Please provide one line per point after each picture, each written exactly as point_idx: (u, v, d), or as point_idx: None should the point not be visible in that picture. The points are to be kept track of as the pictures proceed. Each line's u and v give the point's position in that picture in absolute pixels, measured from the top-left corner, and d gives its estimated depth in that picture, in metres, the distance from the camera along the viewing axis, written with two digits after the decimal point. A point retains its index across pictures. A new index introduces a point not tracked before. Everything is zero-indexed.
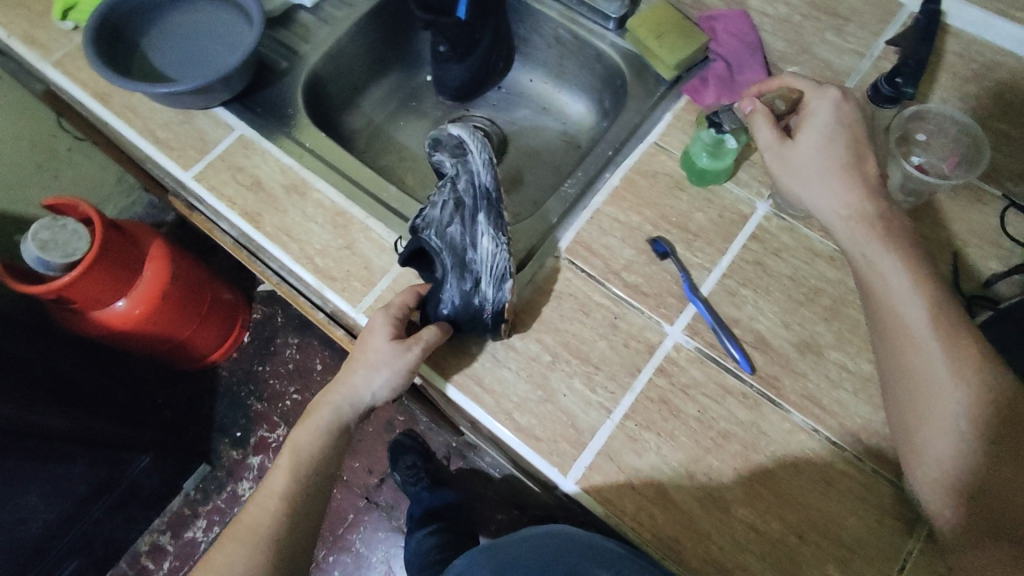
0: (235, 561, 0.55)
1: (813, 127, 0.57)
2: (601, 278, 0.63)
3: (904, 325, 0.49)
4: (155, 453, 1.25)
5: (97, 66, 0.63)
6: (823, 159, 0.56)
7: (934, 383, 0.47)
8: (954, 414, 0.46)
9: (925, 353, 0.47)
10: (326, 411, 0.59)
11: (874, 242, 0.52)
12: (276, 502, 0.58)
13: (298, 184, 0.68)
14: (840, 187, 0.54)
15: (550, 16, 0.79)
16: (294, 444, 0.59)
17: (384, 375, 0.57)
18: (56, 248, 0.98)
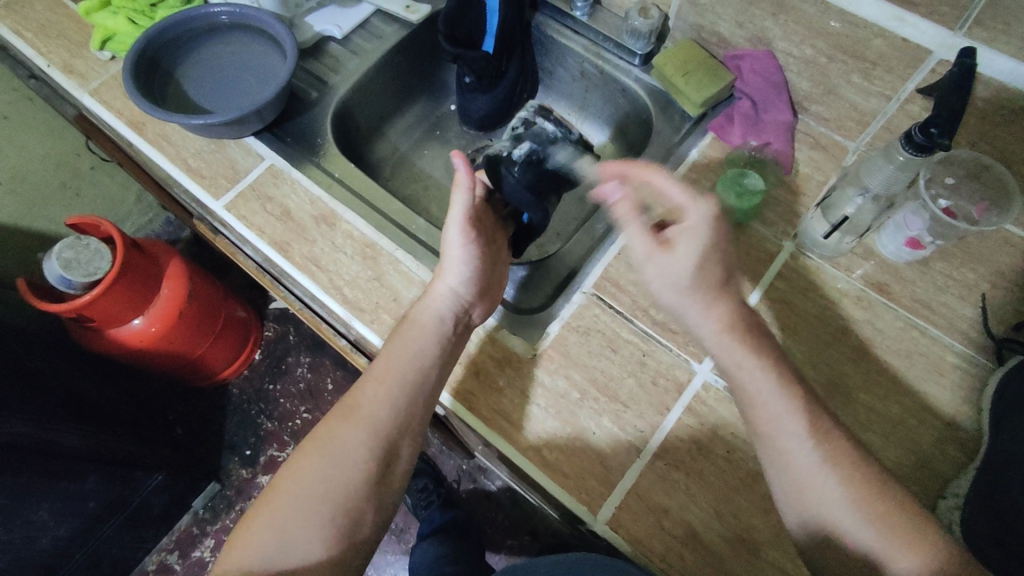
0: (345, 440, 0.52)
1: (690, 240, 0.52)
2: (629, 314, 0.64)
3: (787, 439, 0.48)
4: (166, 471, 1.24)
5: (135, 98, 0.65)
6: (690, 275, 0.52)
7: (826, 490, 0.47)
8: (832, 482, 0.46)
9: (788, 429, 0.48)
10: (424, 309, 0.58)
11: (731, 340, 0.51)
12: (388, 394, 0.54)
13: (327, 215, 0.69)
14: (711, 308, 0.52)
15: (575, 50, 0.81)
16: (399, 338, 0.57)
17: (458, 252, 0.60)
18: (78, 267, 0.99)
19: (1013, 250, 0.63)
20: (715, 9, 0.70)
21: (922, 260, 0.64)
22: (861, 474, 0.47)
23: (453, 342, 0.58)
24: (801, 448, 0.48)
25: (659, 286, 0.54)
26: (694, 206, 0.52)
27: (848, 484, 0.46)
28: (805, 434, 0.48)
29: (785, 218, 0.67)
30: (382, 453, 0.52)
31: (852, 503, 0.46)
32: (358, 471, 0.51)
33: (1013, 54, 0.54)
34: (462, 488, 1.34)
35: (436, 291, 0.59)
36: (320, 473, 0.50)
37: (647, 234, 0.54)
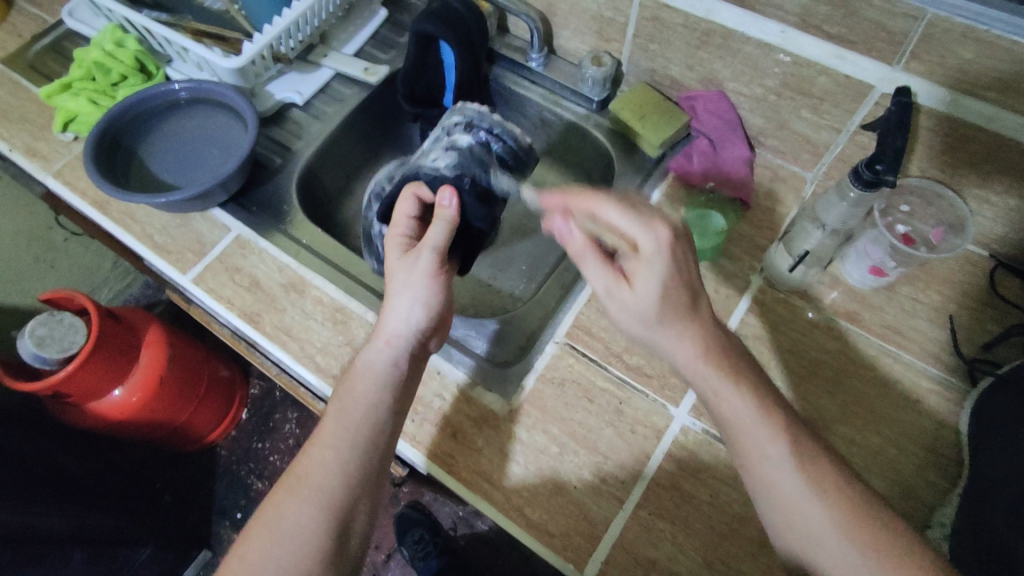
0: (294, 518, 0.49)
1: (648, 271, 0.48)
2: (603, 361, 0.63)
3: (763, 455, 0.46)
4: (153, 544, 1.21)
5: (97, 180, 0.65)
6: (651, 307, 0.48)
7: (820, 530, 0.43)
8: (817, 515, 0.43)
9: (769, 453, 0.46)
10: (375, 355, 0.55)
11: (709, 366, 0.48)
12: (336, 459, 0.51)
13: (296, 281, 0.69)
14: (684, 339, 0.48)
15: (533, 99, 0.82)
16: (346, 395, 0.54)
17: (422, 288, 0.55)
18: (52, 343, 0.98)
19: (974, 269, 0.64)
20: (664, 54, 0.72)
21: (888, 285, 0.65)
22: (847, 499, 0.44)
23: (405, 386, 0.56)
24: (782, 473, 0.45)
25: (626, 320, 0.50)
26: (646, 234, 0.48)
27: (832, 506, 0.43)
28: (793, 473, 0.45)
29: (751, 254, 0.68)
30: (337, 523, 0.49)
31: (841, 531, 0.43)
32: (307, 549, 0.48)
33: (950, 85, 0.55)
34: (459, 534, 1.31)
35: (390, 331, 0.55)
36: (269, 558, 0.47)
37: (607, 267, 0.50)
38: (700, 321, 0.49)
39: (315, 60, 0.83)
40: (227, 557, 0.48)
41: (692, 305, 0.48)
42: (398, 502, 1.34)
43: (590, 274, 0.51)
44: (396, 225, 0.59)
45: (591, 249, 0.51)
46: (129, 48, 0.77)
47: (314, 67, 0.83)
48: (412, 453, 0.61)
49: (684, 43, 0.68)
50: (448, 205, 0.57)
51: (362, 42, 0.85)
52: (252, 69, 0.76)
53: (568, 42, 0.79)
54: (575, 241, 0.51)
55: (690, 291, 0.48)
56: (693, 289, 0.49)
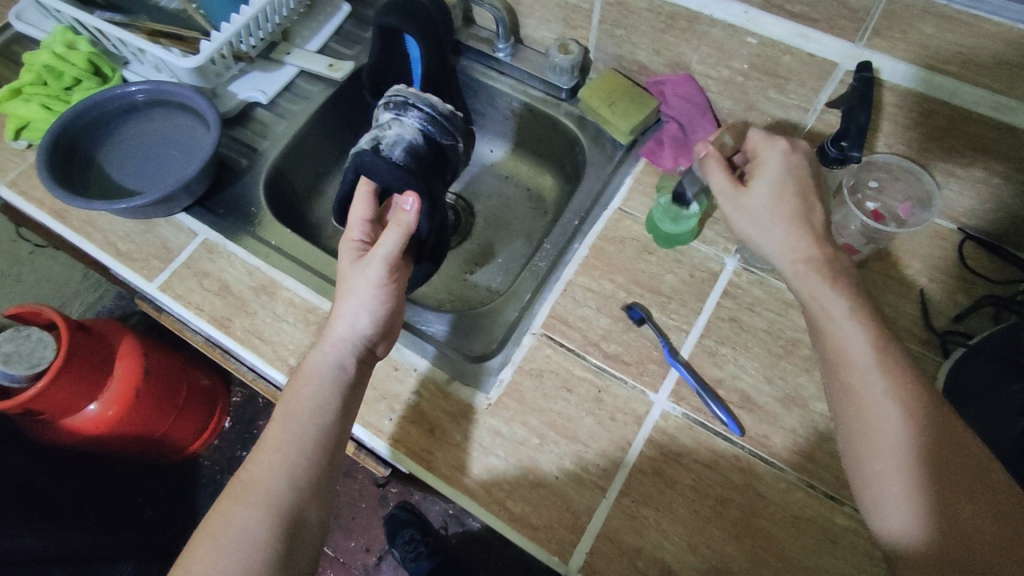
0: (242, 523, 0.48)
1: (765, 174, 0.54)
2: (581, 350, 0.63)
3: (868, 390, 0.45)
4: (136, 558, 1.20)
5: (53, 188, 0.63)
6: (768, 205, 0.52)
7: (889, 430, 0.44)
8: (889, 423, 0.44)
9: (858, 362, 0.46)
10: (321, 359, 0.55)
11: (807, 265, 0.50)
12: (283, 463, 0.50)
13: (266, 284, 0.67)
14: (790, 239, 0.51)
15: (502, 91, 0.81)
16: (293, 397, 0.53)
17: (370, 295, 0.56)
18: (20, 360, 0.95)
19: (942, 242, 0.65)
20: (631, 39, 0.71)
21: (860, 261, 0.65)
22: (909, 386, 0.45)
23: (354, 388, 0.56)
24: (891, 424, 0.44)
25: (745, 227, 0.54)
26: (771, 146, 0.54)
27: (905, 407, 0.44)
28: (881, 377, 0.45)
29: (724, 237, 0.68)
30: (286, 530, 0.48)
31: (907, 474, 0.43)
32: (253, 554, 0.47)
33: (912, 60, 0.55)
34: (451, 533, 1.30)
35: (335, 334, 0.55)
36: (213, 565, 0.46)
37: (727, 173, 0.55)
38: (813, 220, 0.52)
39: (278, 57, 0.81)
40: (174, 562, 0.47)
41: (806, 213, 0.52)
42: (387, 504, 1.33)
43: (713, 179, 0.56)
44: (352, 229, 0.59)
45: (720, 161, 0.56)
46: (81, 51, 0.74)
47: (277, 65, 0.81)
48: (388, 451, 0.60)
49: (649, 27, 0.68)
50: (408, 214, 0.55)
51: (325, 38, 0.84)
52: (211, 69, 0.74)
53: (535, 31, 0.78)
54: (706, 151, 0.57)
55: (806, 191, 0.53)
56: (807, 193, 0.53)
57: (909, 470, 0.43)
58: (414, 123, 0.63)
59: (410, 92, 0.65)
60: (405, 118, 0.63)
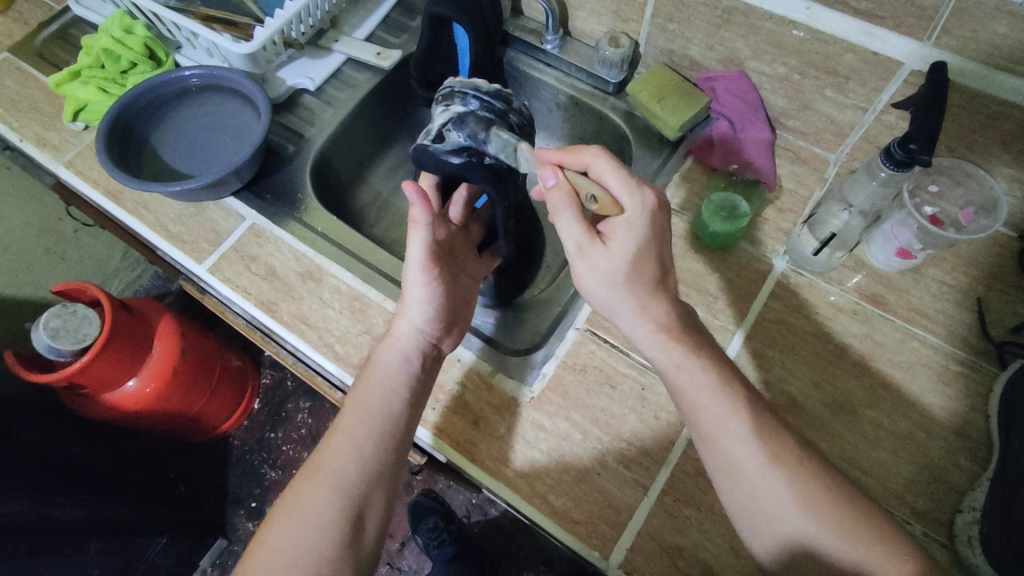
0: (312, 504, 0.49)
1: (626, 232, 0.51)
2: (625, 347, 0.63)
3: (726, 433, 0.49)
4: (170, 532, 1.22)
5: (112, 170, 0.64)
6: (621, 268, 0.51)
7: (765, 481, 0.47)
8: (746, 463, 0.47)
9: (721, 413, 0.49)
10: (389, 351, 0.56)
11: (665, 337, 0.52)
12: (353, 448, 0.52)
13: (312, 270, 0.68)
14: (647, 312, 0.52)
15: (548, 83, 0.81)
16: (364, 386, 0.55)
17: (421, 289, 0.56)
18: (67, 335, 0.97)
19: (1004, 250, 0.63)
20: (684, 33, 0.70)
21: (915, 267, 0.64)
22: (774, 436, 0.48)
23: (423, 379, 0.57)
24: (749, 459, 0.47)
25: (590, 280, 0.53)
26: (633, 195, 0.51)
27: (793, 467, 0.47)
28: (738, 415, 0.49)
29: (773, 237, 0.67)
30: (354, 512, 0.50)
31: (791, 493, 0.46)
32: (322, 534, 0.48)
33: (982, 60, 0.53)
34: (473, 522, 1.31)
35: (398, 329, 0.56)
36: (288, 541, 0.48)
37: (583, 225, 0.51)
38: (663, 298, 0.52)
39: (326, 45, 0.81)
40: (247, 545, 0.49)
41: (660, 279, 0.52)
42: (411, 491, 1.35)
43: (564, 228, 0.52)
44: None
45: (572, 202, 0.51)
46: (137, 35, 0.76)
47: (325, 52, 0.81)
48: (431, 439, 0.60)
49: (705, 22, 0.67)
50: (414, 197, 0.53)
51: (373, 26, 0.84)
52: (262, 55, 0.75)
53: (584, 24, 0.77)
54: (558, 187, 0.51)
55: (659, 259, 0.52)
56: (662, 260, 0.53)
57: (799, 501, 0.46)
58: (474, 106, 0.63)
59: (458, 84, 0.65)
60: (455, 105, 0.63)
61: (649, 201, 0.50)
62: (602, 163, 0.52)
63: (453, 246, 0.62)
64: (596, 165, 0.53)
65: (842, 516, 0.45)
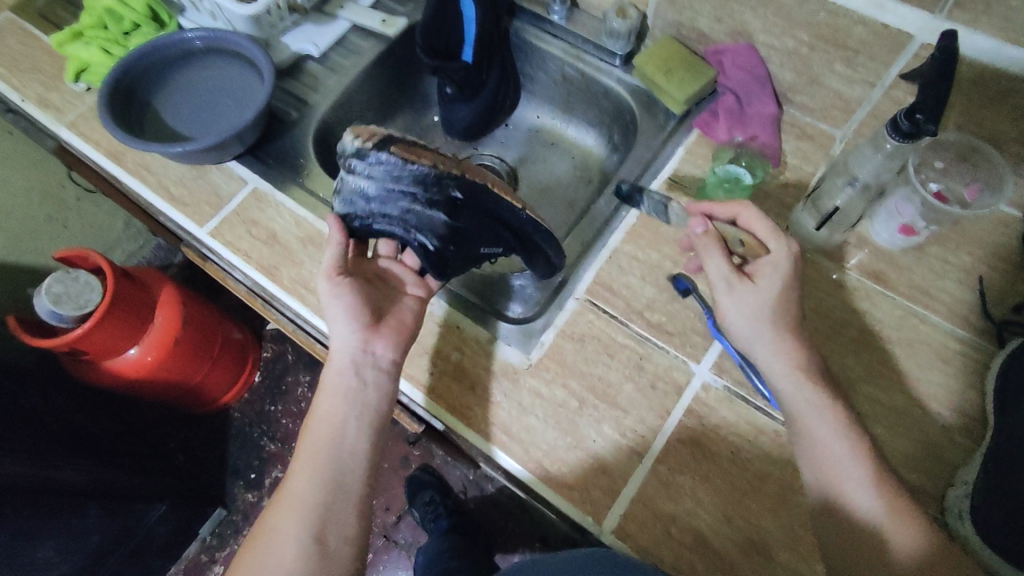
0: (279, 530, 0.51)
1: (773, 274, 0.54)
2: (624, 318, 0.63)
3: (782, 376, 0.53)
4: (170, 501, 1.23)
5: (113, 130, 0.64)
6: (769, 307, 0.54)
7: (823, 426, 0.51)
8: (808, 404, 0.52)
9: (785, 367, 0.53)
10: (328, 372, 0.57)
11: (763, 325, 0.54)
12: (303, 471, 0.53)
13: (313, 235, 0.68)
14: (785, 349, 0.53)
15: (555, 54, 0.80)
16: (312, 413, 0.56)
17: (333, 304, 0.57)
18: (68, 300, 0.98)
19: (1008, 229, 0.63)
20: (692, 5, 0.69)
21: (917, 245, 0.63)
22: (820, 382, 0.53)
23: (369, 390, 0.56)
24: (808, 403, 0.52)
25: (737, 319, 0.55)
26: (778, 240, 0.55)
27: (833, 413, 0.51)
28: (791, 364, 0.53)
29: (776, 212, 0.66)
30: (315, 530, 0.51)
31: (838, 435, 0.51)
32: (288, 557, 0.50)
33: (995, 34, 0.53)
34: (470, 497, 1.32)
35: (334, 350, 0.58)
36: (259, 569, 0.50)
37: (730, 263, 0.55)
38: (797, 335, 0.54)
39: (331, 12, 0.81)
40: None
41: (798, 323, 0.55)
42: (410, 466, 1.36)
43: (713, 267, 0.56)
44: None
45: (719, 245, 0.56)
46: None
47: (329, 19, 0.81)
48: (427, 404, 0.61)
49: None
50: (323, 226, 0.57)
51: None
52: (266, 18, 0.75)
53: None
54: (708, 233, 0.56)
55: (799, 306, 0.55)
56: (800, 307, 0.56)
57: (851, 448, 0.50)
58: (358, 181, 0.56)
59: (345, 148, 0.54)
60: (346, 185, 0.57)
61: (793, 245, 0.54)
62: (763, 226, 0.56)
63: (376, 275, 0.62)
64: (744, 218, 0.57)
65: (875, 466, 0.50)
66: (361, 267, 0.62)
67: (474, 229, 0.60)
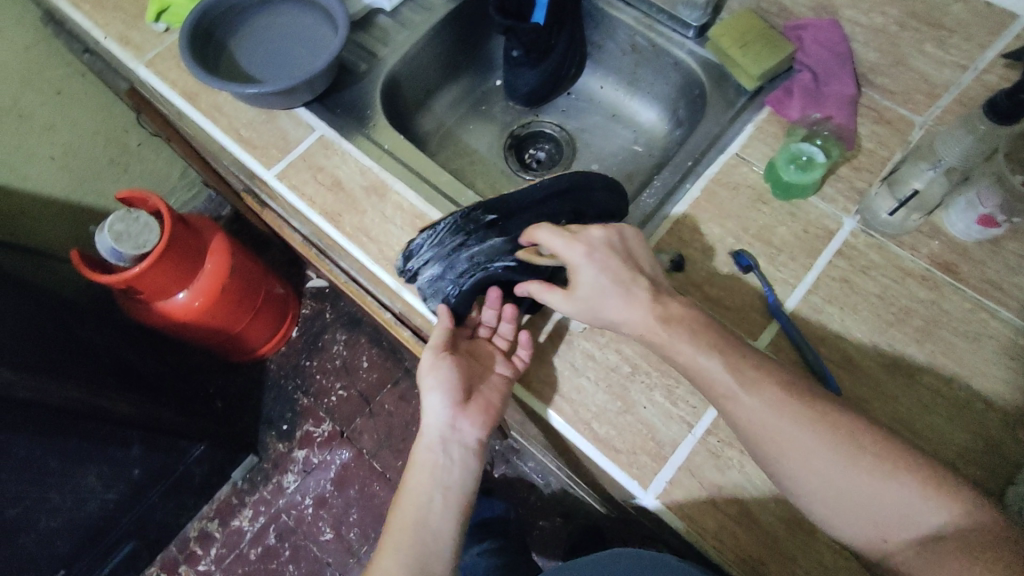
0: None
1: (584, 276, 0.55)
2: (682, 289, 0.62)
3: (755, 412, 0.49)
4: (208, 442, 1.28)
5: (193, 67, 0.65)
6: (607, 306, 0.55)
7: (820, 457, 0.47)
8: (783, 433, 0.48)
9: (744, 400, 0.49)
10: (422, 451, 0.60)
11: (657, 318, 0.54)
12: (397, 551, 0.56)
13: (376, 185, 0.69)
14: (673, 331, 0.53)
15: (626, 23, 0.79)
16: (403, 493, 0.59)
17: (433, 380, 0.59)
18: (128, 240, 1.01)
19: None
20: None
21: (993, 239, 0.61)
22: (800, 403, 0.48)
23: (460, 472, 0.59)
24: (791, 435, 0.47)
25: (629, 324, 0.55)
26: (574, 247, 0.55)
27: (814, 429, 0.47)
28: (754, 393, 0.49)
29: (846, 195, 0.65)
30: None
31: (845, 461, 0.46)
32: None
33: None
34: (495, 471, 1.32)
35: (428, 432, 0.60)
36: None
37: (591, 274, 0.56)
38: (634, 307, 0.54)
39: None
40: None
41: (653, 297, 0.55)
42: None
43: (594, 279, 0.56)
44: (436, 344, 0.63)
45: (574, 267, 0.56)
46: None
47: None
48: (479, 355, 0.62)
49: None
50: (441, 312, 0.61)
51: None
52: None
53: None
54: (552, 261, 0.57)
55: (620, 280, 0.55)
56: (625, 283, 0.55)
57: (854, 465, 0.46)
58: (433, 277, 0.60)
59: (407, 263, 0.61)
60: (430, 289, 0.61)
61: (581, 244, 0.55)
62: (582, 263, 0.55)
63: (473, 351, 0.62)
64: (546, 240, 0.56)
65: (902, 469, 0.46)
66: (461, 343, 0.62)
67: (534, 224, 0.60)
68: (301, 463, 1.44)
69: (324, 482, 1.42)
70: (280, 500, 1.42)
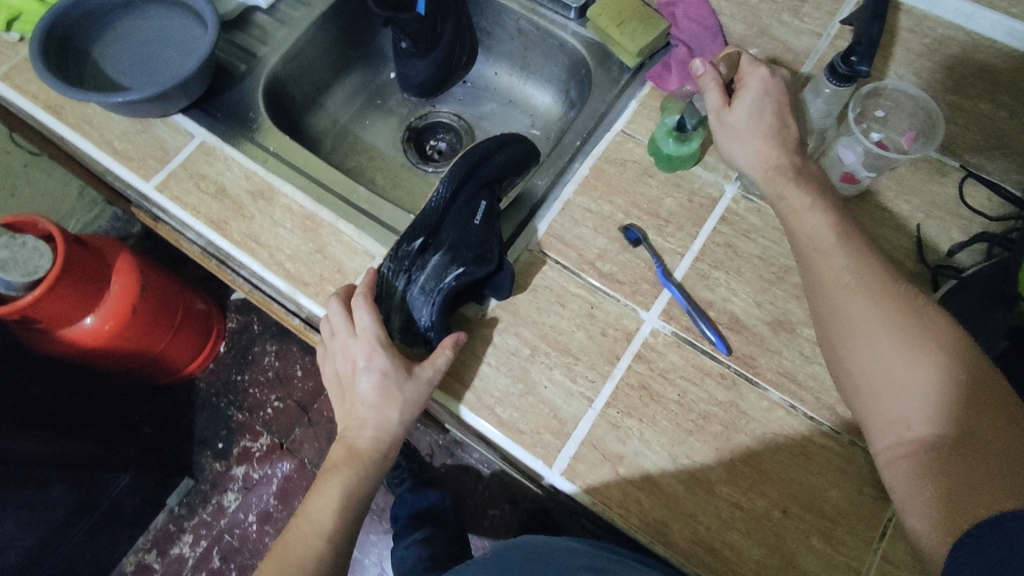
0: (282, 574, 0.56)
1: (748, 97, 0.61)
2: (577, 268, 0.63)
3: (843, 291, 0.52)
4: (134, 471, 1.23)
5: (46, 78, 0.61)
6: (746, 120, 0.60)
7: (875, 350, 0.49)
8: (858, 316, 0.50)
9: (848, 287, 0.51)
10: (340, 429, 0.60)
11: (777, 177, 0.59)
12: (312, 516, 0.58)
13: (262, 189, 0.67)
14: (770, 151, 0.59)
15: (511, 8, 0.79)
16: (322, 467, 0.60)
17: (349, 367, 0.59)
18: (16, 267, 0.93)
19: (945, 178, 0.64)
20: None
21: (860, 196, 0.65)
22: (890, 299, 0.50)
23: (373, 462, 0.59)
24: (863, 317, 0.50)
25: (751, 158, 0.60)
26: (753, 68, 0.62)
27: (881, 320, 0.49)
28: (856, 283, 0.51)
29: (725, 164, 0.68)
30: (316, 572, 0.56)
31: (887, 357, 0.48)
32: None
33: None
34: (437, 462, 1.33)
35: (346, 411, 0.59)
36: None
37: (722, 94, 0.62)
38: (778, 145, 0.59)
39: None
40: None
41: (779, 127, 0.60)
42: None
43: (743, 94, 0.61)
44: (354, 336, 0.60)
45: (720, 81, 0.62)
46: None
47: None
48: None
49: None
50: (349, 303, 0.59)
51: None
52: None
53: None
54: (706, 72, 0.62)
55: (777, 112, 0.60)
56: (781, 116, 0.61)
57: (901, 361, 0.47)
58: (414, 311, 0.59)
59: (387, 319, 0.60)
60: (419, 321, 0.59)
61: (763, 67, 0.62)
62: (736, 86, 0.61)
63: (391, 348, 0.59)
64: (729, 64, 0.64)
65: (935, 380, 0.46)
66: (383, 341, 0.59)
67: (460, 228, 0.61)
68: (240, 480, 1.39)
69: (267, 498, 1.39)
70: (221, 521, 1.37)
